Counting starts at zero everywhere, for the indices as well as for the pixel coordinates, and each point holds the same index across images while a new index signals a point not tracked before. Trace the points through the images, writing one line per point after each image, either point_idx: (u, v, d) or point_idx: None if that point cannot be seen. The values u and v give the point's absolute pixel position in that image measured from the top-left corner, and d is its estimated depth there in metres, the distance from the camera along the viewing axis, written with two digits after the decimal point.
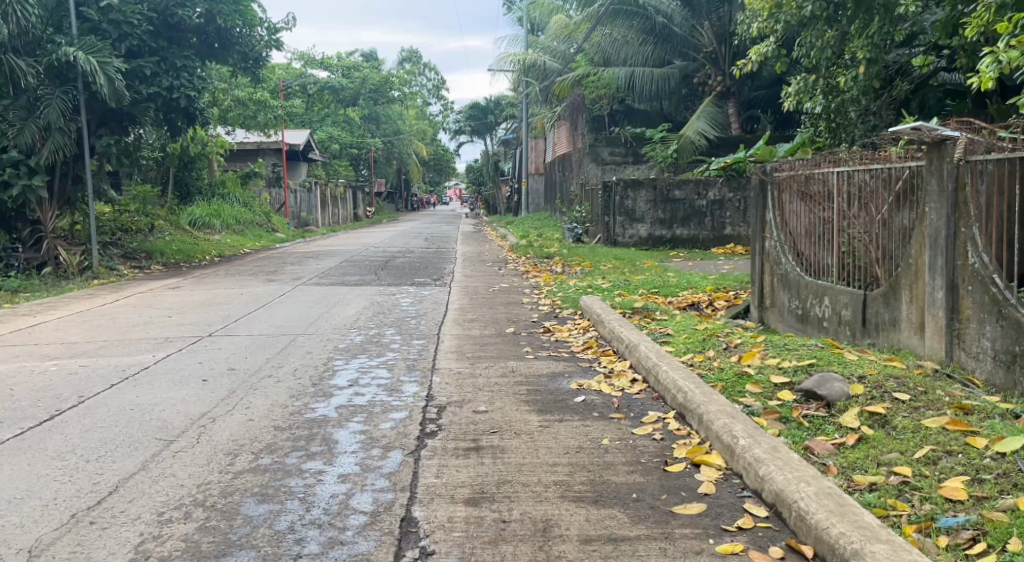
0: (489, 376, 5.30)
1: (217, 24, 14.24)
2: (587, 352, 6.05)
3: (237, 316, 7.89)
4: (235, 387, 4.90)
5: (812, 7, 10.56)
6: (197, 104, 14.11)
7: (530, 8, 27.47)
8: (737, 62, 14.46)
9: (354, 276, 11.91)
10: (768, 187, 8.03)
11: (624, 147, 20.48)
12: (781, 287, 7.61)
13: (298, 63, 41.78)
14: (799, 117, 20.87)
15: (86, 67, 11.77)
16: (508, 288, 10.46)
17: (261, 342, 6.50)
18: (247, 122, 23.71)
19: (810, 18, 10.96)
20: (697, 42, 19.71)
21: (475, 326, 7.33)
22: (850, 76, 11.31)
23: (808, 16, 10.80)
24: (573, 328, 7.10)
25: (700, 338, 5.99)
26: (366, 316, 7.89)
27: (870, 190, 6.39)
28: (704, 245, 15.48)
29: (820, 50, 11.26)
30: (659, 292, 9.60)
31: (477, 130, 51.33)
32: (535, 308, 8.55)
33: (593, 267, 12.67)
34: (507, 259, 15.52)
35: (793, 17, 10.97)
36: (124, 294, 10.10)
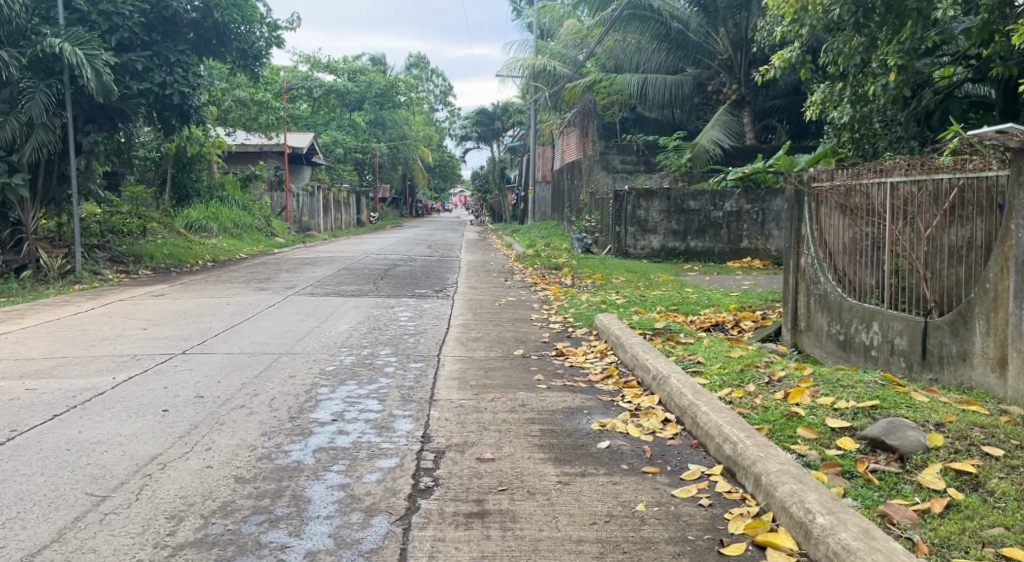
0: (496, 411, 4.57)
1: (214, 18, 13.60)
2: (607, 382, 5.33)
3: (218, 330, 7.17)
4: (199, 421, 4.17)
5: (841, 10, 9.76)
6: (191, 101, 13.45)
7: (540, 13, 26.79)
8: (760, 69, 13.76)
9: (350, 285, 11.19)
10: (803, 197, 7.31)
11: (635, 155, 19.79)
12: (819, 309, 6.88)
13: (303, 66, 41.22)
14: (816, 128, 20.15)
15: (72, 59, 11.15)
16: (514, 302, 9.72)
17: (239, 362, 5.77)
18: (248, 124, 23.07)
19: (837, 22, 10.22)
20: (712, 49, 19.01)
21: (480, 347, 6.60)
22: (877, 82, 10.45)
23: (835, 21, 10.09)
24: (589, 351, 6.39)
25: (737, 370, 5.26)
26: (359, 332, 7.17)
27: (923, 202, 5.69)
28: (720, 258, 14.69)
29: (848, 56, 10.50)
30: (678, 309, 8.85)
31: (484, 137, 50.60)
32: (544, 327, 7.81)
33: (605, 280, 11.97)
34: (514, 270, 14.81)
35: (819, 22, 10.27)
36: (103, 301, 9.41)
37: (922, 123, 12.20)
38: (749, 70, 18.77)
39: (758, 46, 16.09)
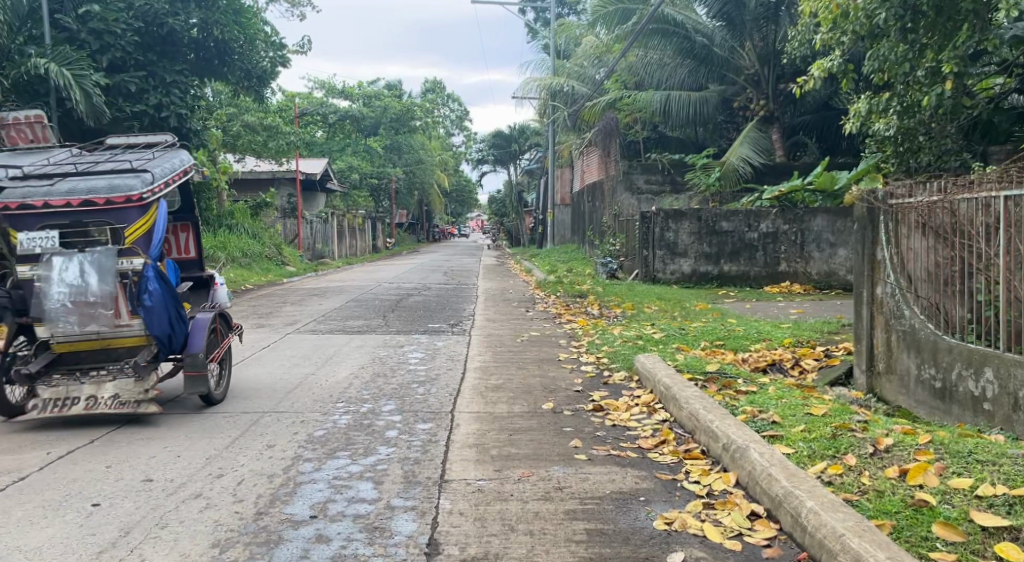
0: (525, 500, 3.52)
1: (214, 37, 12.75)
2: (662, 451, 4.27)
3: (198, 380, 6.17)
4: (136, 523, 3.17)
5: (887, 15, 8.51)
6: (189, 124, 12.60)
7: (556, 32, 25.79)
8: (797, 80, 12.59)
9: (356, 320, 10.16)
10: (876, 216, 6.24)
11: (661, 175, 18.70)
12: (904, 348, 5.79)
13: (318, 91, 40.65)
14: (852, 145, 18.95)
15: (58, 80, 10.32)
16: (537, 339, 8.64)
17: (211, 426, 4.74)
18: (258, 149, 22.27)
19: (882, 28, 8.98)
20: (738, 64, 17.92)
21: (501, 400, 5.54)
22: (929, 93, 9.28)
23: (881, 27, 8.83)
24: (632, 404, 5.32)
25: (828, 433, 4.18)
26: (360, 381, 6.13)
27: None
28: (756, 282, 13.52)
29: (894, 65, 9.15)
30: (724, 346, 7.75)
31: (501, 160, 49.24)
32: (575, 370, 6.74)
33: (636, 309, 10.93)
34: (535, 298, 13.78)
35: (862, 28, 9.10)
36: None
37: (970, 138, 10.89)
38: (778, 85, 17.70)
39: (790, 56, 14.99)
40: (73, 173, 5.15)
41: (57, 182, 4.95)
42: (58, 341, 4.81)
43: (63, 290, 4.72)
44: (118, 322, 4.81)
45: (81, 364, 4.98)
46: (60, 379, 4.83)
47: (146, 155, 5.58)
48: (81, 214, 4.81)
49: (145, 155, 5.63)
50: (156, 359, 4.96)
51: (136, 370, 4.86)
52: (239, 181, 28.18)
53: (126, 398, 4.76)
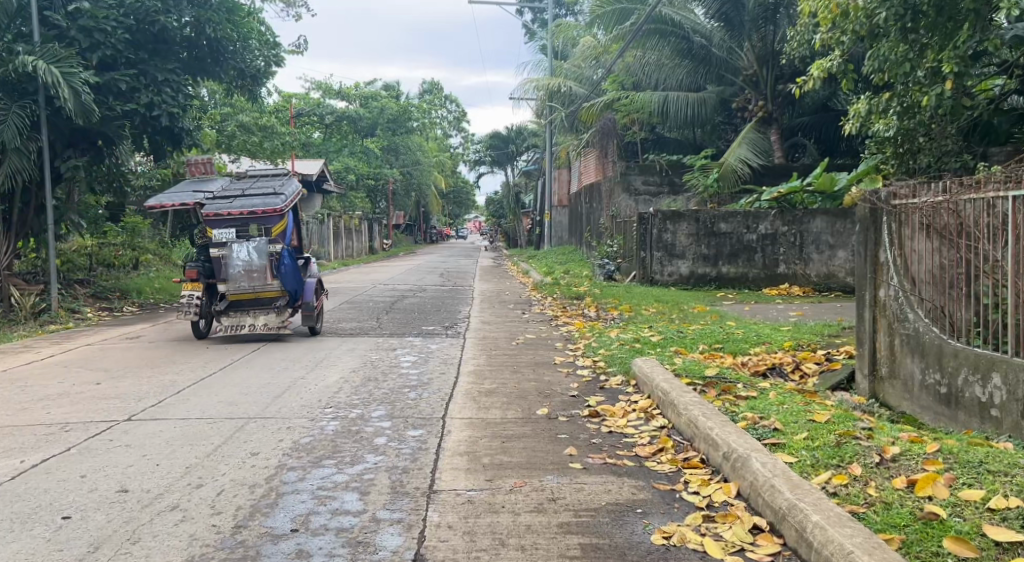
0: (517, 512, 3.38)
1: (208, 35, 12.60)
2: (660, 460, 4.12)
3: (184, 385, 6.01)
4: (106, 537, 3.02)
5: (886, 14, 8.36)
6: (181, 124, 12.44)
7: (553, 33, 25.63)
8: (797, 80, 12.43)
9: (349, 322, 9.99)
10: (879, 217, 6.09)
11: (659, 176, 18.53)
12: (907, 352, 5.64)
13: (315, 92, 40.50)
14: (852, 146, 18.81)
15: (46, 78, 10.15)
16: (534, 342, 8.49)
17: (193, 433, 4.59)
18: (253, 149, 22.12)
19: (882, 27, 8.81)
20: (737, 65, 17.78)
21: (495, 406, 5.38)
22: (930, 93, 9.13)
23: (881, 26, 8.68)
24: (629, 410, 5.17)
25: (832, 441, 4.02)
26: (350, 386, 5.97)
27: None
28: (755, 284, 13.38)
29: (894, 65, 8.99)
30: (723, 349, 7.61)
31: (498, 161, 49.05)
32: (571, 374, 6.59)
33: (633, 312, 10.79)
34: (531, 300, 13.64)
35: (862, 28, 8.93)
36: (68, 347, 8.30)
37: (971, 138, 10.74)
38: (777, 86, 17.57)
39: (789, 57, 14.84)
40: (240, 194, 8.87)
41: (233, 200, 8.66)
42: (230, 292, 8.51)
43: (238, 262, 8.42)
44: (265, 281, 8.48)
45: (241, 308, 8.68)
46: (237, 314, 8.60)
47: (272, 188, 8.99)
48: (248, 220, 8.37)
49: (273, 186, 9.15)
50: (283, 304, 8.59)
51: (276, 309, 8.56)
52: None
53: (273, 323, 8.56)
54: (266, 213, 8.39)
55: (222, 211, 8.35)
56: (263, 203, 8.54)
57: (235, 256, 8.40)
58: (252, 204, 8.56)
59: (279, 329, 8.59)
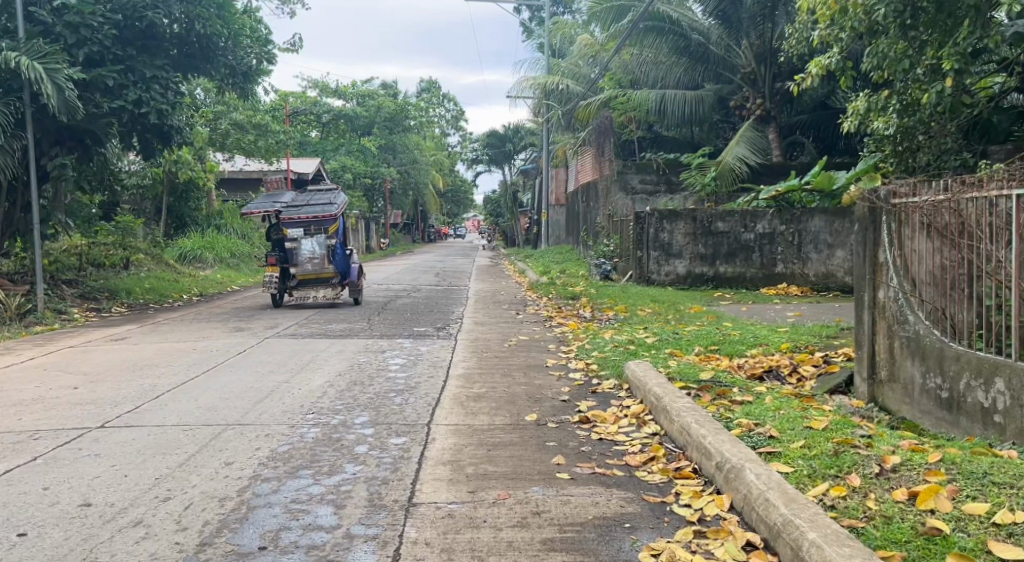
0: (498, 527, 3.22)
1: (198, 32, 12.45)
2: (651, 469, 3.97)
3: (164, 389, 5.86)
4: (62, 556, 2.87)
5: (884, 11, 8.16)
6: (170, 121, 12.28)
7: (551, 31, 25.47)
8: (795, 77, 12.26)
9: (339, 323, 9.82)
10: (878, 217, 5.93)
11: (656, 175, 18.38)
12: (908, 355, 5.48)
13: (312, 91, 40.33)
14: (850, 145, 18.63)
15: (30, 74, 9.99)
16: (527, 343, 8.33)
17: (168, 441, 4.43)
18: (248, 148, 21.96)
19: (881, 24, 8.62)
20: (735, 62, 17.62)
21: (483, 411, 5.22)
22: (929, 91, 8.95)
23: (879, 23, 8.50)
24: (621, 416, 5.01)
25: (830, 451, 3.86)
26: (335, 390, 5.81)
27: None
28: (753, 284, 13.22)
29: (893, 63, 8.80)
30: (719, 351, 7.45)
31: (496, 159, 48.86)
32: (563, 377, 6.43)
33: (629, 312, 10.64)
34: (526, 300, 13.49)
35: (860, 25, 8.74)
36: (52, 348, 8.15)
37: (971, 136, 10.59)
38: (775, 84, 17.40)
39: (788, 54, 14.66)
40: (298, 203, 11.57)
41: (298, 208, 11.44)
42: (299, 273, 11.58)
43: (308, 252, 11.53)
44: (324, 266, 11.57)
45: (305, 284, 11.75)
46: (303, 289, 11.73)
47: (327, 199, 11.84)
48: (314, 222, 11.39)
49: (326, 197, 11.92)
50: (337, 283, 11.73)
51: (331, 286, 11.70)
52: (227, 180, 27.20)
53: (329, 296, 11.70)
54: (324, 217, 11.39)
55: (295, 215, 11.23)
56: (320, 210, 11.51)
57: (303, 249, 11.47)
58: (314, 210, 11.51)
59: (334, 300, 11.71)
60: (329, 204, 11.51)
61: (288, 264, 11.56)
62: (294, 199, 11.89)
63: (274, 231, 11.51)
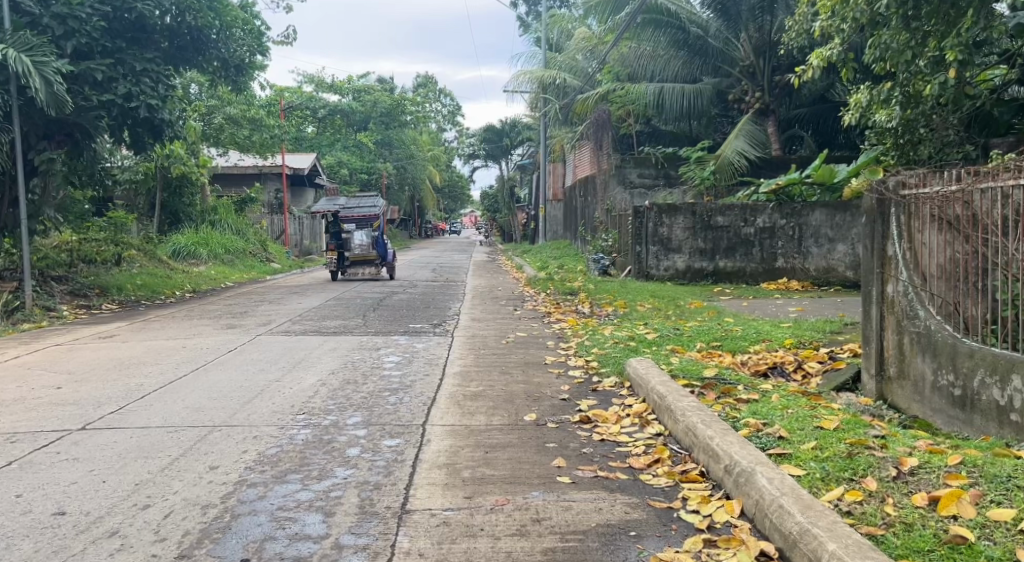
0: (495, 536, 3.04)
1: (188, 24, 12.26)
2: (656, 473, 3.79)
3: (150, 389, 5.67)
4: None
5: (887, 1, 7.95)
6: (162, 115, 12.08)
7: (547, 24, 25.25)
8: (796, 69, 12.04)
9: (333, 320, 9.63)
10: (887, 208, 5.72)
11: (655, 169, 18.22)
12: (918, 351, 5.29)
13: (307, 86, 40.08)
14: (850, 138, 18.44)
15: (16, 66, 9.80)
16: (525, 340, 8.16)
17: (151, 445, 4.24)
18: (242, 143, 21.75)
19: (883, 14, 8.41)
20: (734, 55, 17.42)
21: (480, 411, 5.04)
22: (932, 82, 8.75)
23: (882, 14, 8.30)
24: (623, 416, 4.82)
25: (843, 452, 3.69)
26: (327, 390, 5.62)
27: None
28: (753, 279, 13.05)
29: (895, 54, 8.59)
30: (722, 348, 7.27)
31: (492, 154, 48.67)
32: (563, 376, 6.24)
33: (628, 308, 10.47)
34: (523, 296, 13.33)
35: (862, 15, 8.52)
36: (38, 347, 7.96)
37: (973, 129, 10.41)
38: (773, 78, 17.20)
39: (787, 46, 14.46)
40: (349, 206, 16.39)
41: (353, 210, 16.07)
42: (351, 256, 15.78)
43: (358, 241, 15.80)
44: (369, 251, 15.84)
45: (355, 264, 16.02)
46: (354, 268, 16.00)
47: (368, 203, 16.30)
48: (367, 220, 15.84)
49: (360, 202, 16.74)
50: (378, 264, 16.02)
51: (374, 266, 15.96)
52: (222, 177, 26.83)
53: (373, 273, 15.97)
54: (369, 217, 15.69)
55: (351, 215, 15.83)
56: (369, 211, 15.86)
57: (355, 238, 15.81)
58: (363, 212, 16.14)
59: (377, 277, 16.05)
60: (374, 207, 15.86)
61: (343, 249, 15.79)
62: (347, 203, 16.31)
63: (333, 226, 15.84)
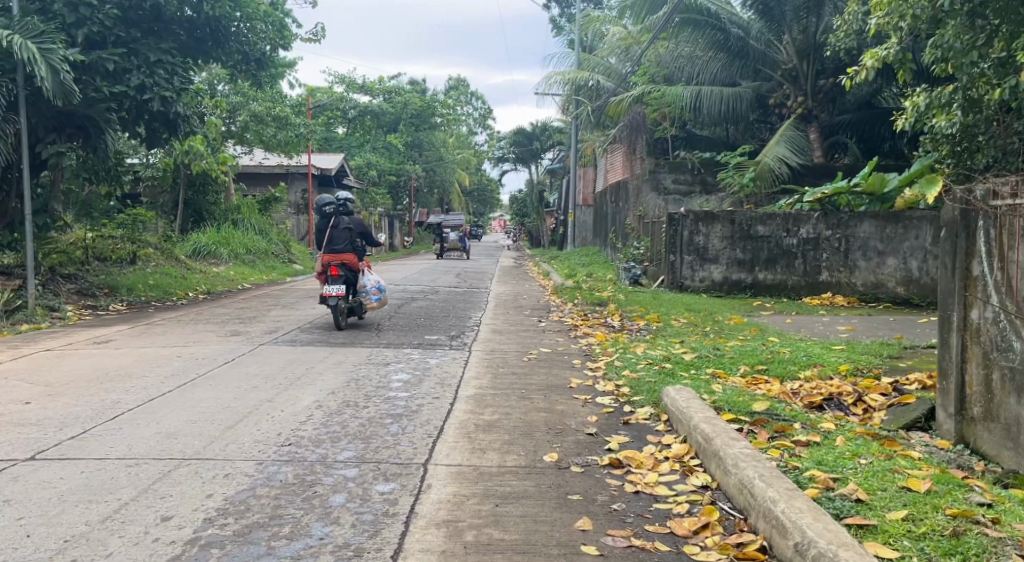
0: None
1: (206, 15, 11.72)
2: (704, 544, 3.08)
3: (125, 408, 5.04)
4: None
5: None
6: (177, 109, 11.57)
7: (581, 25, 24.45)
8: (848, 70, 11.10)
9: (343, 327, 8.99)
10: (972, 221, 4.77)
11: (690, 174, 17.41)
12: (1010, 391, 4.40)
13: (338, 86, 39.74)
14: (898, 147, 17.42)
15: (23, 53, 9.32)
16: (549, 357, 7.44)
17: (105, 483, 3.60)
18: (268, 141, 21.31)
19: (947, 13, 7.55)
20: (775, 58, 16.55)
21: (494, 448, 4.32)
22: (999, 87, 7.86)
23: (947, 10, 7.46)
24: (661, 459, 4.09)
25: (944, 529, 2.91)
26: (322, 415, 4.94)
27: None
28: (794, 293, 12.19)
29: (959, 55, 7.77)
30: (769, 373, 6.49)
31: (522, 158, 47.94)
32: (590, 402, 5.53)
33: (662, 321, 9.72)
34: (550, 305, 12.63)
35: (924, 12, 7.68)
36: (25, 352, 7.42)
37: None
38: (817, 81, 16.25)
39: (835, 48, 13.56)
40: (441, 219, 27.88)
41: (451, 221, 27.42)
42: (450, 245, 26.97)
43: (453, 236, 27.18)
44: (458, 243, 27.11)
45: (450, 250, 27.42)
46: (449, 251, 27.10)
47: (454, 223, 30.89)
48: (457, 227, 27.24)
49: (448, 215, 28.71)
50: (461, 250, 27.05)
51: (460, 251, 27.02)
52: (248, 176, 26.46)
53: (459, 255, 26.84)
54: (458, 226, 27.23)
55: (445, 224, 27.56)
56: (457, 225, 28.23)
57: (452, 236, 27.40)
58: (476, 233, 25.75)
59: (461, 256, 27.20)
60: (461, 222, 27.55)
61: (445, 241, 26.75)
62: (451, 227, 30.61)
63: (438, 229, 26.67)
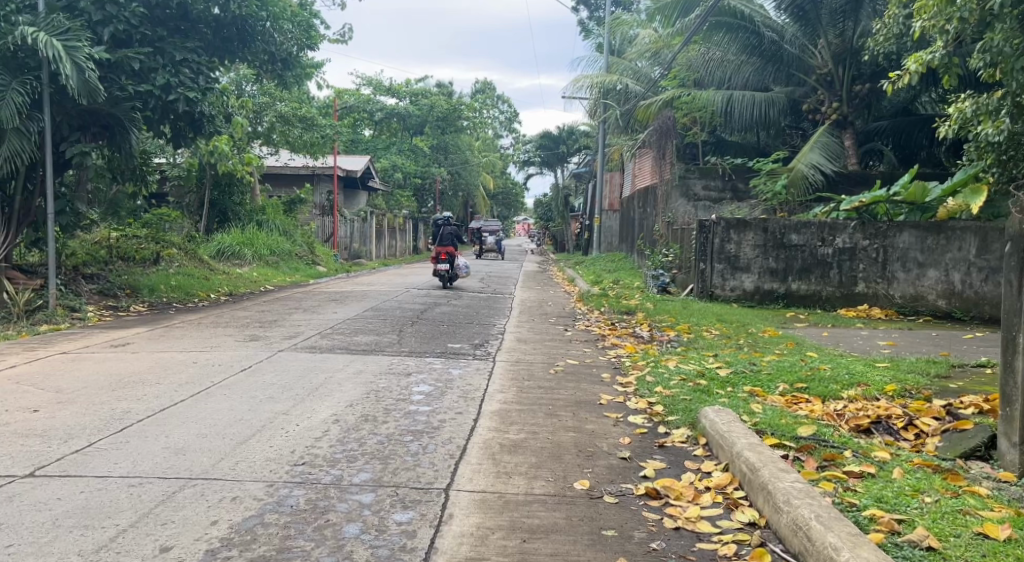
0: None
1: (233, 14, 11.55)
2: None
3: (134, 419, 4.81)
4: None
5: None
6: (202, 108, 11.42)
7: (611, 28, 24.10)
8: (891, 73, 10.63)
9: (363, 334, 8.74)
10: None
11: (720, 180, 17.00)
12: None
13: (366, 88, 39.76)
14: (937, 154, 16.82)
15: (48, 51, 9.19)
16: (576, 370, 7.12)
17: (106, 505, 3.36)
18: (294, 142, 21.23)
19: (996, 16, 7.04)
20: (810, 63, 16.05)
21: (520, 472, 4.02)
22: None
23: (997, 13, 6.98)
24: (703, 490, 3.78)
25: None
26: (338, 430, 4.67)
27: None
28: (829, 305, 11.76)
29: (1008, 60, 7.24)
30: (810, 392, 6.12)
31: (548, 161, 47.72)
32: (621, 421, 5.21)
33: (692, 333, 9.37)
34: (576, 312, 12.32)
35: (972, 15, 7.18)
36: (39, 354, 7.25)
37: None
38: (854, 87, 15.75)
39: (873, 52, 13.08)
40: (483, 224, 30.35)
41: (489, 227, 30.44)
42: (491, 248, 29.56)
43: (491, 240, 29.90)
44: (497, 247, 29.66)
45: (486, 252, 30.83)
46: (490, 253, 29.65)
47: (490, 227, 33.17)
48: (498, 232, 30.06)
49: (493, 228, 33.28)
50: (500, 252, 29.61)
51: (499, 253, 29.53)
52: (275, 177, 26.47)
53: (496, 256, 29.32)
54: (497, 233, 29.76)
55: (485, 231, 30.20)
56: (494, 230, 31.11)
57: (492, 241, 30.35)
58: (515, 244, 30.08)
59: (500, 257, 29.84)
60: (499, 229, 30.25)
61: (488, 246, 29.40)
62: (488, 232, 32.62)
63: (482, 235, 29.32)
